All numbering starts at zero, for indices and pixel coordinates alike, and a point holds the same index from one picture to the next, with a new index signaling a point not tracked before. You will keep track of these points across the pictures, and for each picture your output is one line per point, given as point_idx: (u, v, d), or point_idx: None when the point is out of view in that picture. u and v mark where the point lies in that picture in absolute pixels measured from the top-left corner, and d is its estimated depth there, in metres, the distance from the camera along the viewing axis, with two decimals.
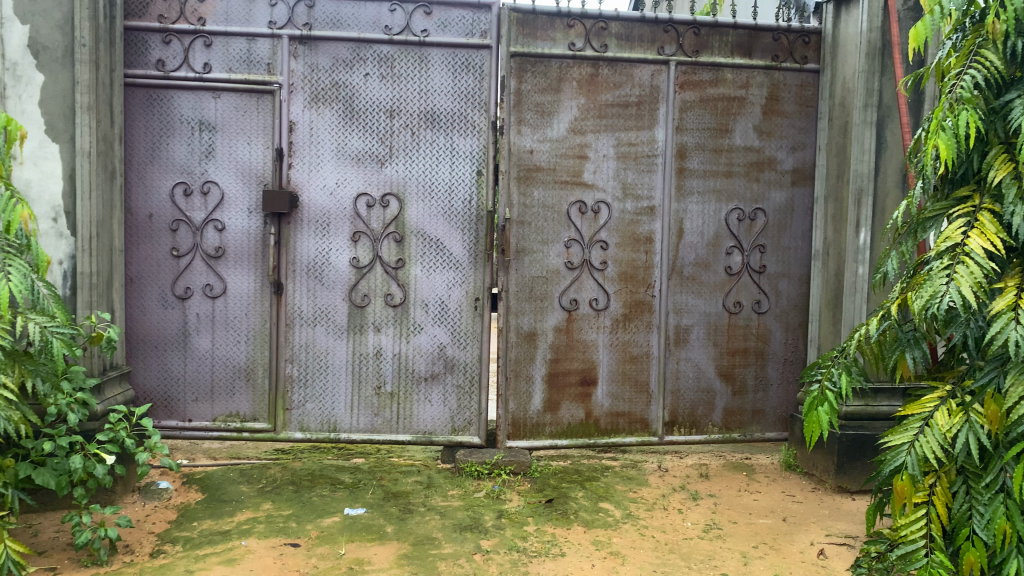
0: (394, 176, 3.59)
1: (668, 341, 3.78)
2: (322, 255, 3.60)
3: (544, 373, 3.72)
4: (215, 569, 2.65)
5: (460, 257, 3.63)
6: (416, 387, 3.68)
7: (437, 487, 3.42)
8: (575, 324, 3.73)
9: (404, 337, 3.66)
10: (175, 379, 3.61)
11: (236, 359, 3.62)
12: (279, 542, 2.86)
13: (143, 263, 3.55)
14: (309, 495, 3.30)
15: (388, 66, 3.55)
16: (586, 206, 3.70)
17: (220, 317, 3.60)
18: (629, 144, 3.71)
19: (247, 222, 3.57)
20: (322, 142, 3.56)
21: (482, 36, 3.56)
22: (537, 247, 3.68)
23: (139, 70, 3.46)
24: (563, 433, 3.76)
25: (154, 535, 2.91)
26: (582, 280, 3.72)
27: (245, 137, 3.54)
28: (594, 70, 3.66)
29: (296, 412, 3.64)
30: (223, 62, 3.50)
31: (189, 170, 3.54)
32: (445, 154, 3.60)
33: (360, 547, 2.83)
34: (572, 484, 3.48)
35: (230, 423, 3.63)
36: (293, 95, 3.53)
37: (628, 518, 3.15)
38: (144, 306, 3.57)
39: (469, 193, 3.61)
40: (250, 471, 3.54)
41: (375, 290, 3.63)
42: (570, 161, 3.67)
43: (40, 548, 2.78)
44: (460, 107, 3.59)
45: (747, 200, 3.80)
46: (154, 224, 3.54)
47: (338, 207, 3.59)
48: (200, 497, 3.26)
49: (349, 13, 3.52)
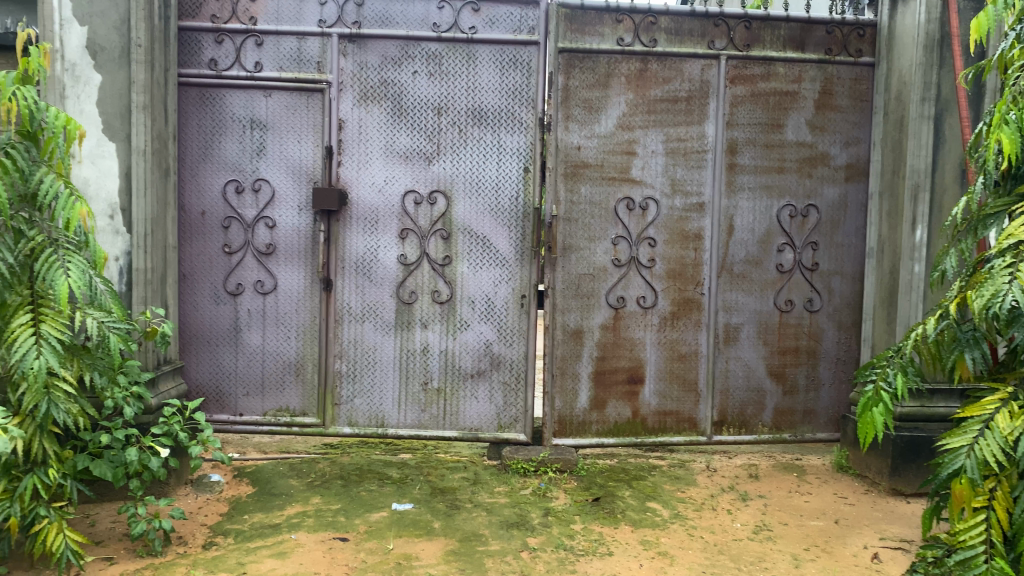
0: (441, 174, 3.60)
1: (717, 339, 3.73)
2: (371, 251, 3.63)
3: (590, 371, 3.70)
4: (266, 562, 2.68)
5: (507, 255, 3.62)
6: (463, 384, 3.68)
7: (483, 483, 3.43)
8: (622, 321, 3.69)
9: (451, 334, 3.66)
10: (226, 374, 3.67)
11: (286, 354, 3.67)
12: (328, 536, 2.89)
13: (196, 259, 3.62)
14: (357, 490, 3.32)
15: (436, 63, 3.56)
16: (634, 203, 3.66)
17: (271, 313, 3.65)
18: (679, 140, 3.66)
19: (297, 220, 3.61)
20: (370, 140, 3.58)
21: (530, 32, 3.54)
22: (584, 244, 3.66)
23: (192, 69, 3.52)
24: (609, 432, 3.73)
25: (206, 527, 2.97)
26: (630, 277, 3.68)
27: (295, 135, 3.58)
28: (643, 65, 3.62)
29: (344, 407, 3.67)
30: (274, 61, 3.54)
31: (241, 168, 3.59)
32: (492, 151, 3.59)
33: (407, 542, 2.84)
34: (619, 482, 3.45)
35: (280, 417, 3.68)
36: (342, 93, 3.56)
37: (677, 518, 3.11)
38: (197, 302, 3.63)
39: (516, 190, 3.59)
40: (300, 465, 3.58)
41: (423, 287, 3.64)
42: (618, 157, 3.64)
43: (98, 538, 2.84)
44: (507, 104, 3.57)
45: (799, 196, 3.73)
46: (206, 221, 3.60)
47: (386, 204, 3.61)
48: (250, 489, 3.32)
49: (398, 10, 3.53)
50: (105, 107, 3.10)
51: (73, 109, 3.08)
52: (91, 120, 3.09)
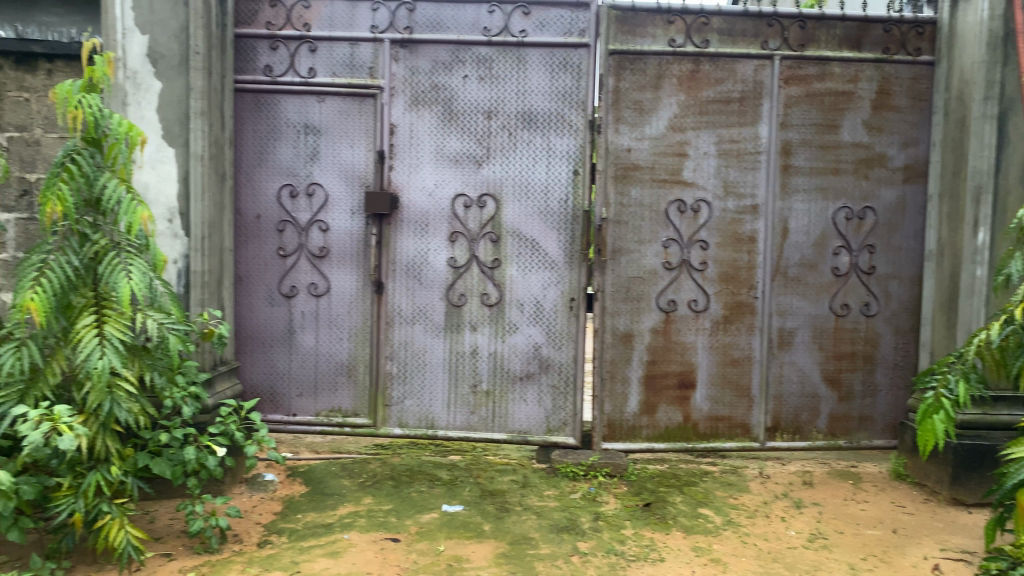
0: (491, 177, 3.61)
1: (771, 344, 3.68)
2: (421, 254, 3.65)
3: (640, 375, 3.67)
4: (319, 561, 2.72)
5: (556, 258, 3.61)
6: (512, 386, 3.68)
7: (533, 486, 3.43)
8: (673, 325, 3.66)
9: (500, 337, 3.66)
10: (280, 374, 3.73)
11: (339, 356, 3.71)
12: (380, 536, 2.91)
13: (252, 262, 3.68)
14: (408, 491, 3.35)
15: (487, 67, 3.57)
16: (685, 205, 3.63)
17: (324, 315, 3.70)
18: (732, 142, 3.61)
19: (349, 223, 3.65)
20: (421, 144, 3.61)
21: (581, 35, 3.53)
22: (634, 247, 3.63)
23: (247, 75, 3.59)
24: (660, 437, 3.70)
25: (261, 525, 3.01)
26: (681, 280, 3.65)
27: (348, 140, 3.63)
28: (695, 66, 3.58)
29: (395, 408, 3.71)
30: (328, 66, 3.59)
31: (295, 172, 3.65)
32: (542, 154, 3.58)
33: (458, 544, 2.85)
34: (669, 488, 3.42)
35: (332, 418, 3.73)
36: (394, 98, 3.60)
37: (729, 525, 3.07)
38: (252, 304, 3.70)
39: (565, 193, 3.58)
40: (351, 465, 3.63)
41: (472, 290, 3.65)
42: (669, 159, 3.61)
43: (157, 534, 2.91)
44: (557, 107, 3.56)
45: (856, 198, 3.66)
46: (261, 224, 3.67)
47: (437, 208, 3.63)
48: (303, 489, 3.36)
49: (449, 15, 3.56)
50: (165, 113, 3.16)
51: (134, 116, 3.13)
52: (151, 126, 3.14)
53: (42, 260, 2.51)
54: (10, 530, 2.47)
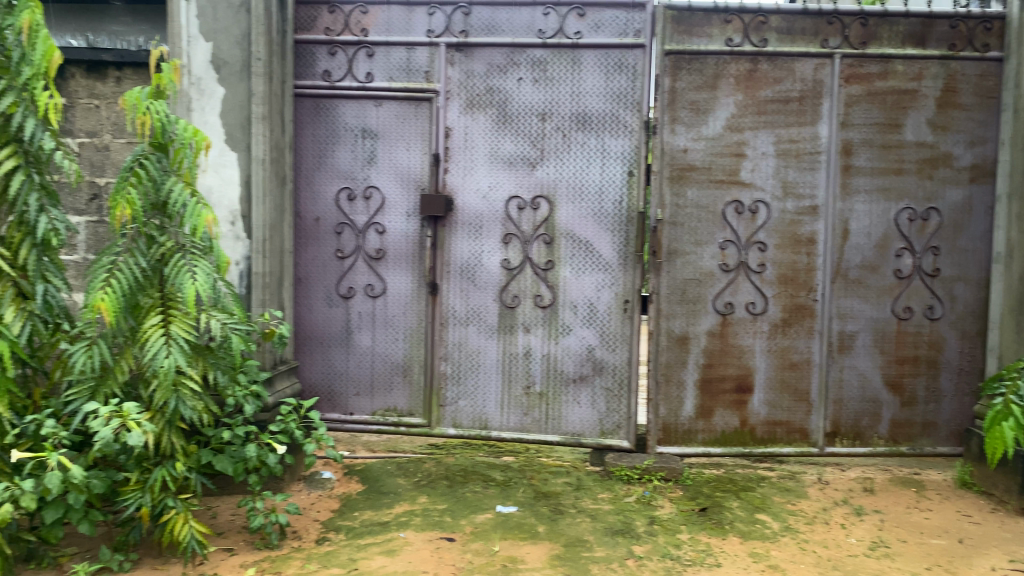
0: (545, 179, 3.61)
1: (831, 348, 3.61)
2: (475, 256, 3.68)
3: (697, 379, 3.63)
4: (376, 559, 2.76)
5: (610, 259, 3.59)
6: (565, 389, 3.67)
7: (587, 489, 3.42)
8: (730, 328, 3.62)
9: (553, 339, 3.66)
10: (338, 374, 3.79)
11: (395, 356, 3.75)
12: (435, 535, 2.94)
13: (311, 263, 3.75)
14: (463, 491, 3.37)
15: (542, 69, 3.58)
16: (743, 206, 3.58)
17: (380, 316, 3.74)
18: (791, 142, 3.55)
19: (405, 225, 3.69)
20: (476, 147, 3.63)
21: (636, 35, 3.50)
22: (690, 249, 3.60)
23: (307, 81, 3.66)
24: (716, 441, 3.66)
25: (319, 522, 3.07)
26: (738, 282, 3.60)
27: (405, 143, 3.67)
28: (753, 65, 3.53)
29: (449, 408, 3.74)
30: (385, 71, 3.64)
31: (353, 176, 3.70)
32: (597, 155, 3.57)
33: (512, 545, 2.86)
34: (726, 493, 3.38)
35: (388, 417, 3.78)
36: (450, 101, 3.63)
37: (787, 531, 3.02)
38: (311, 304, 3.77)
39: (620, 194, 3.56)
40: (407, 464, 3.67)
41: (526, 291, 3.66)
42: (726, 159, 3.57)
43: (220, 529, 2.98)
44: (612, 108, 3.55)
45: (919, 198, 3.57)
46: (320, 227, 3.74)
47: (491, 210, 3.65)
48: (360, 488, 3.41)
49: (504, 18, 3.57)
50: (228, 118, 3.26)
51: (198, 121, 3.26)
52: (215, 131, 3.25)
53: (112, 261, 2.59)
54: (81, 522, 2.58)
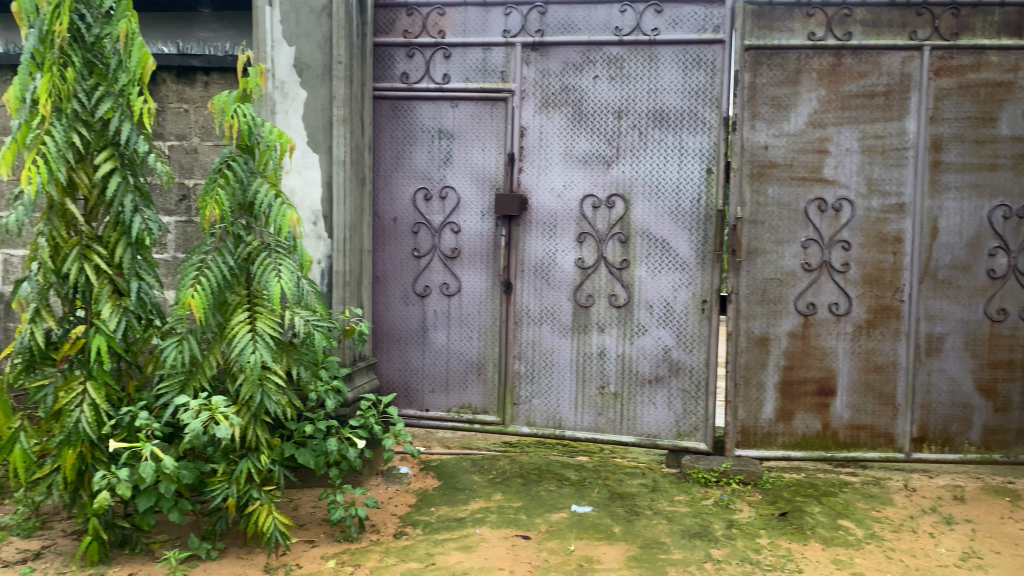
0: (620, 177, 3.59)
1: (919, 350, 3.49)
2: (549, 255, 3.68)
3: (777, 381, 3.56)
4: (453, 554, 2.79)
5: (687, 258, 3.54)
6: (641, 389, 3.64)
7: (663, 491, 3.39)
8: (812, 329, 3.53)
9: (628, 338, 3.64)
10: (414, 371, 3.84)
11: (470, 354, 3.79)
12: (510, 533, 2.95)
13: (388, 262, 3.82)
14: (537, 489, 3.38)
15: (618, 67, 3.56)
16: (826, 204, 3.48)
17: (455, 314, 3.78)
18: (876, 137, 3.44)
19: (481, 224, 3.72)
20: (551, 146, 3.64)
21: (715, 31, 3.45)
22: (771, 248, 3.52)
23: (386, 83, 3.73)
24: (797, 444, 3.58)
25: (397, 516, 3.12)
26: (821, 283, 3.51)
27: (480, 143, 3.69)
28: (837, 60, 3.44)
29: (523, 407, 3.76)
30: (461, 72, 3.67)
31: (429, 176, 3.75)
32: (674, 152, 3.53)
33: (588, 545, 2.86)
34: (807, 498, 3.30)
35: (463, 415, 3.82)
36: (525, 100, 3.64)
37: (872, 538, 2.93)
38: (388, 302, 3.83)
39: (698, 192, 3.51)
40: (482, 462, 3.70)
41: (600, 291, 3.65)
42: (808, 156, 3.48)
43: (301, 522, 3.06)
44: (690, 105, 3.51)
45: (1015, 195, 3.42)
46: (397, 226, 3.80)
47: (565, 209, 3.65)
48: (436, 483, 3.45)
49: (581, 17, 3.56)
50: (310, 120, 3.34)
51: (282, 124, 3.35)
52: (297, 133, 3.34)
53: (200, 260, 2.69)
54: (171, 511, 2.68)
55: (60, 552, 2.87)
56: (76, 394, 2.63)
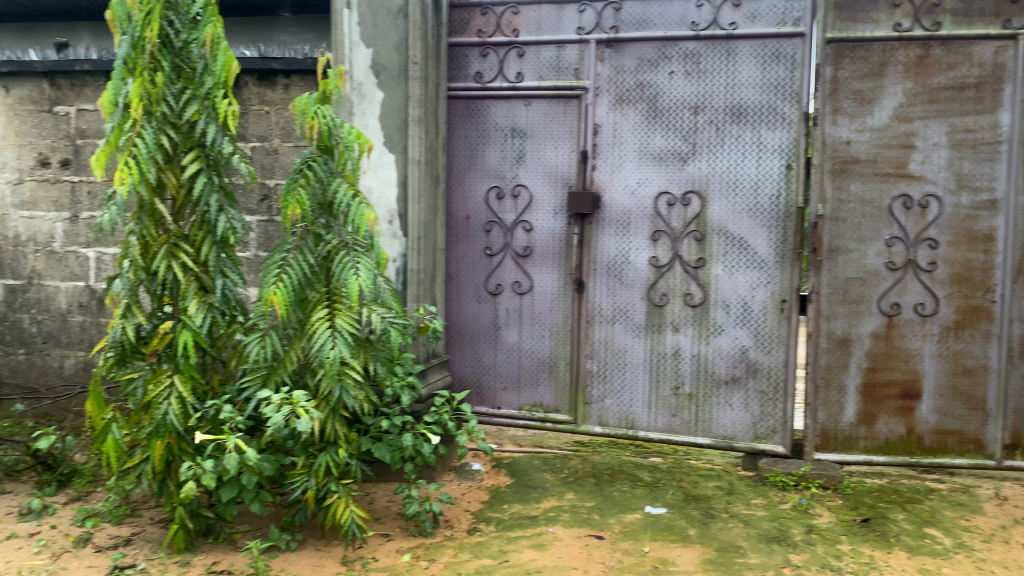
0: (696, 174, 3.53)
1: (1011, 353, 3.34)
2: (623, 253, 3.65)
3: (858, 383, 3.46)
4: (526, 552, 2.79)
5: (766, 257, 3.47)
6: (716, 390, 3.58)
7: (739, 494, 3.33)
8: (896, 330, 3.41)
9: (704, 338, 3.58)
10: (486, 368, 3.87)
11: (542, 352, 3.79)
12: (583, 532, 2.94)
13: (461, 261, 3.85)
14: (611, 489, 3.36)
15: (694, 62, 3.50)
16: (912, 201, 3.36)
17: (527, 313, 3.79)
18: (966, 131, 3.31)
19: (553, 222, 3.71)
20: (625, 143, 3.61)
21: (796, 24, 3.38)
22: (853, 246, 3.42)
23: (460, 83, 3.76)
24: (880, 449, 3.47)
25: (470, 513, 3.14)
26: (906, 282, 3.39)
27: (554, 141, 3.69)
28: (925, 51, 3.32)
29: (595, 406, 3.74)
30: (535, 70, 3.67)
31: (501, 175, 3.77)
32: (752, 149, 3.46)
33: (663, 547, 2.83)
34: (890, 504, 3.20)
35: (535, 413, 3.83)
36: (599, 98, 3.62)
37: (961, 548, 2.82)
38: (461, 301, 3.86)
39: (777, 189, 3.44)
40: (554, 460, 3.70)
41: (675, 290, 3.60)
42: (893, 151, 3.36)
43: (377, 515, 3.11)
44: (769, 100, 3.43)
45: None
46: (470, 225, 3.82)
47: (639, 207, 3.62)
48: (508, 481, 3.47)
49: (656, 12, 3.52)
50: (386, 121, 3.39)
51: (359, 125, 3.41)
52: (374, 134, 3.40)
53: (282, 258, 2.76)
54: (253, 502, 2.76)
55: (148, 539, 2.99)
56: (165, 387, 2.73)
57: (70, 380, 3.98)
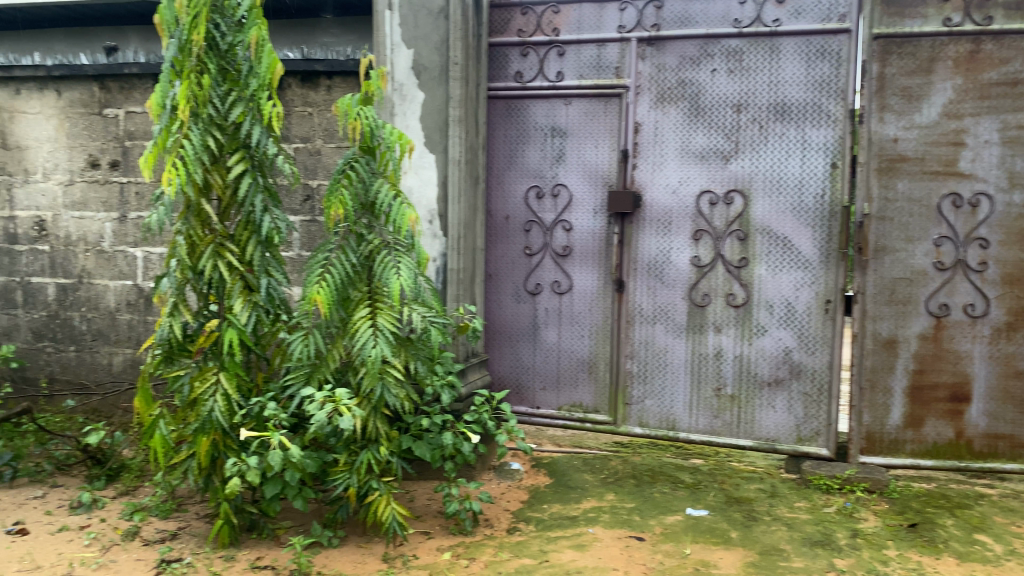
0: (739, 173, 3.50)
1: None
2: (664, 253, 3.63)
3: (905, 386, 3.39)
4: (566, 552, 2.79)
5: (810, 256, 3.42)
6: (759, 392, 3.54)
7: (782, 497, 3.29)
8: (945, 331, 3.34)
9: (746, 339, 3.54)
10: (525, 368, 3.87)
11: (581, 352, 3.78)
12: (624, 534, 2.93)
13: (500, 260, 3.85)
14: (651, 491, 3.34)
15: (737, 60, 3.46)
16: (962, 199, 3.29)
17: (566, 312, 3.78)
18: (1019, 128, 3.22)
19: (593, 222, 3.70)
20: (666, 141, 3.58)
21: (841, 20, 3.32)
22: (900, 246, 3.35)
23: (500, 82, 3.77)
24: (928, 453, 3.40)
25: (510, 512, 3.14)
26: (955, 283, 3.32)
27: (594, 140, 3.68)
28: (975, 46, 3.24)
29: (635, 407, 3.72)
30: (575, 69, 3.66)
31: (541, 174, 3.76)
32: (796, 147, 3.42)
33: (705, 549, 2.80)
34: (938, 509, 3.13)
35: (574, 413, 3.82)
36: (640, 96, 3.60)
37: (1013, 555, 2.75)
38: (500, 300, 3.87)
39: (822, 187, 3.39)
40: (594, 461, 3.69)
41: (717, 290, 3.56)
42: (943, 149, 3.29)
43: (418, 513, 3.13)
44: (813, 97, 3.38)
45: None
46: (510, 224, 3.83)
47: (681, 206, 3.59)
48: (547, 481, 3.47)
49: (698, 10, 3.49)
50: (427, 122, 3.41)
51: (400, 125, 3.43)
52: (415, 134, 3.42)
53: (325, 258, 2.79)
54: (296, 498, 2.79)
55: (194, 534, 3.04)
56: (210, 384, 2.77)
57: (118, 376, 4.07)
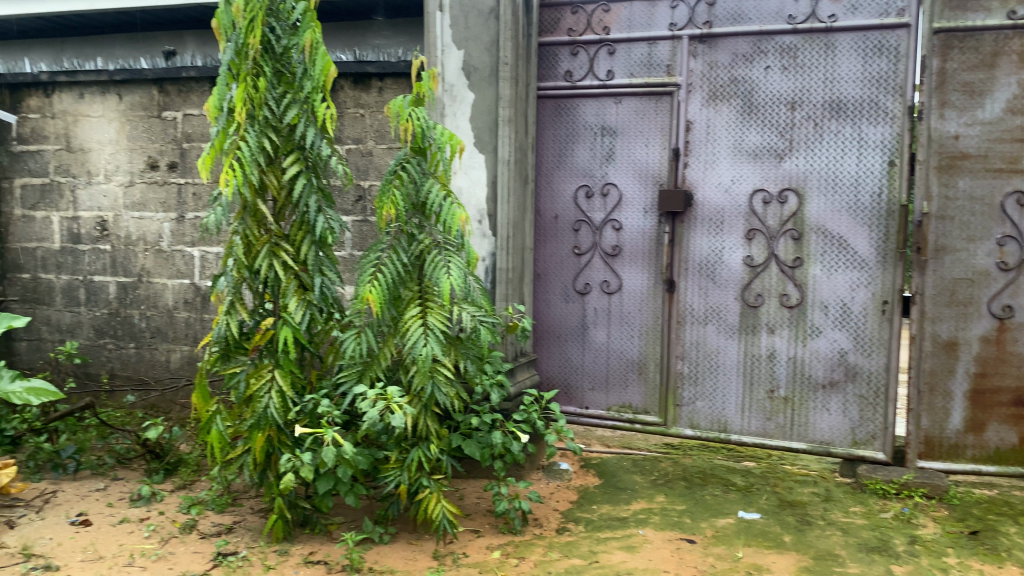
0: (793, 171, 3.44)
1: None
2: (716, 253, 3.59)
3: (966, 389, 3.30)
4: (616, 553, 2.78)
5: (866, 256, 3.36)
6: (813, 394, 3.48)
7: (836, 501, 3.23)
8: (1008, 334, 3.24)
9: (800, 340, 3.48)
10: (574, 368, 3.86)
11: (631, 353, 3.76)
12: (675, 536, 2.91)
13: (549, 260, 3.85)
14: (702, 493, 3.31)
15: (791, 56, 3.41)
16: None
17: (616, 312, 3.76)
18: None
19: (643, 222, 3.68)
20: (718, 140, 3.54)
21: (900, 14, 3.25)
22: (961, 245, 3.26)
23: (549, 82, 3.77)
24: (989, 458, 3.31)
25: (559, 512, 3.14)
26: (1020, 283, 3.22)
27: (644, 139, 3.65)
28: None
29: (686, 408, 3.69)
30: (626, 68, 3.64)
31: (591, 174, 3.75)
32: (852, 145, 3.35)
33: (757, 553, 2.77)
34: (1001, 516, 3.04)
35: (624, 414, 3.80)
36: (692, 94, 3.56)
37: None
38: (549, 300, 3.86)
39: (879, 186, 3.32)
40: (643, 462, 3.67)
41: (770, 290, 3.51)
42: (1006, 145, 3.19)
43: (467, 511, 3.15)
44: (870, 93, 3.32)
45: None
46: (559, 224, 3.82)
47: (733, 205, 3.54)
48: (597, 481, 3.46)
49: (751, 6, 3.44)
50: (477, 122, 3.43)
51: (450, 126, 3.45)
52: (465, 135, 3.44)
53: (377, 258, 2.81)
54: (348, 494, 2.83)
55: (249, 528, 3.10)
56: (265, 381, 2.82)
57: (176, 372, 4.18)
